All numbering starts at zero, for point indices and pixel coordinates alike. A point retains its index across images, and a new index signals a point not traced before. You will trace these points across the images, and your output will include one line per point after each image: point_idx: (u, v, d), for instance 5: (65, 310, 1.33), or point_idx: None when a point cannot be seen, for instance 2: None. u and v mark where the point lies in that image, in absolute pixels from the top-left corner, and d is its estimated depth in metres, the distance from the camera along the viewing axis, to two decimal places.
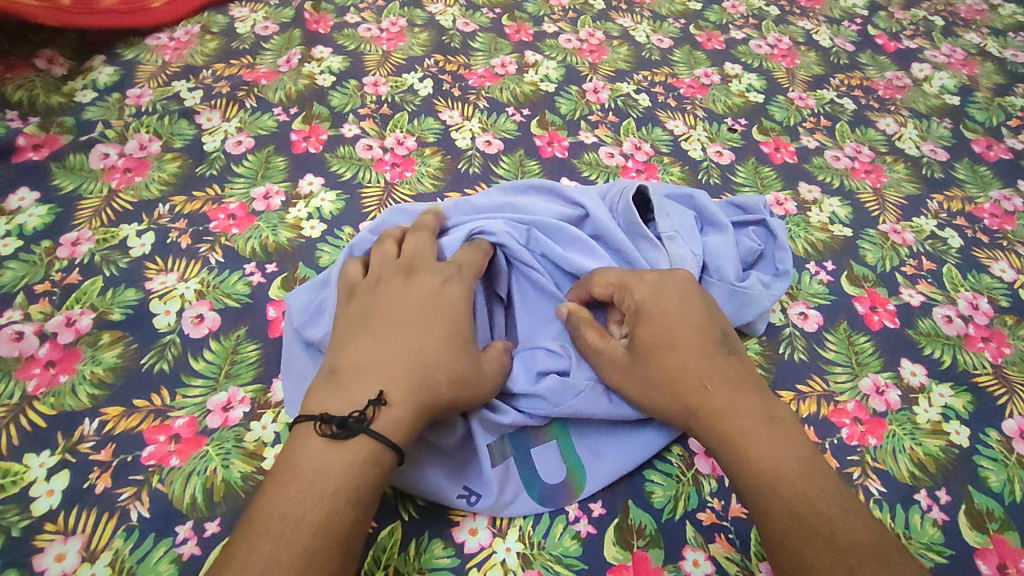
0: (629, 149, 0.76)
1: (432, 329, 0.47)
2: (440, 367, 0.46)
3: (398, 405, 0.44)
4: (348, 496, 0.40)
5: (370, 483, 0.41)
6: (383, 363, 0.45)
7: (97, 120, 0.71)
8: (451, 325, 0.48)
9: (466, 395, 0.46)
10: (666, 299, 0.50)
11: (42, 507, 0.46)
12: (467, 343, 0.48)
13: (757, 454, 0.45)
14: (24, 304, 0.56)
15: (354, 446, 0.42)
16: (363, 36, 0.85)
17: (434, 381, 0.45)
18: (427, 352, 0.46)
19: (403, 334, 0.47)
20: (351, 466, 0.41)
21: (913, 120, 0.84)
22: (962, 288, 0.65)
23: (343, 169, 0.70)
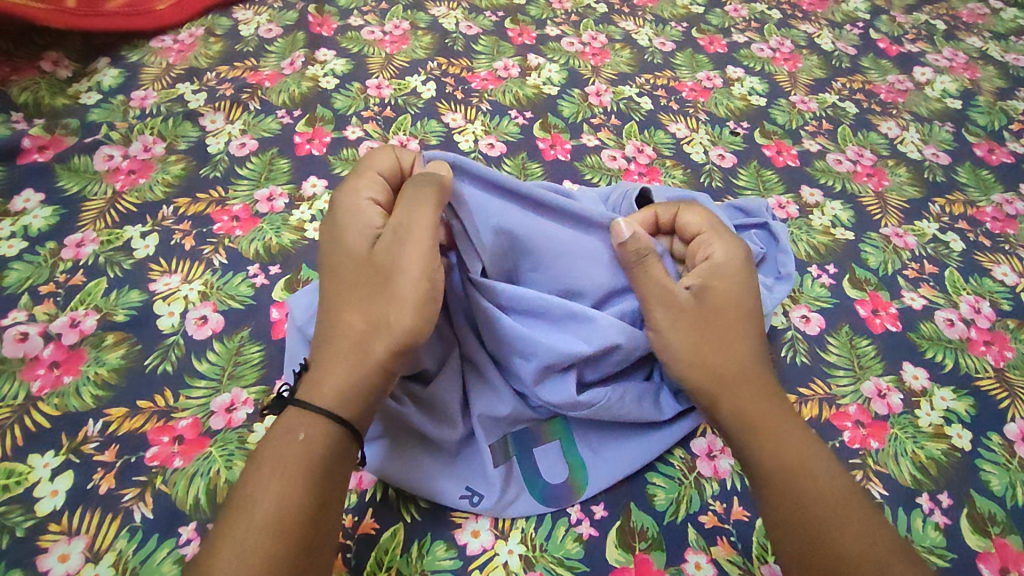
0: (631, 152, 0.76)
1: (342, 283, 0.46)
2: (356, 314, 0.45)
3: (320, 370, 0.44)
4: (275, 470, 0.40)
5: (300, 453, 0.40)
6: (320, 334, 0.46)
7: (102, 123, 0.71)
8: (359, 268, 0.46)
9: (387, 326, 0.43)
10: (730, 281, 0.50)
11: (47, 508, 0.46)
12: (375, 273, 0.45)
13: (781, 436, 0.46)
14: (29, 305, 0.56)
15: (283, 422, 0.42)
16: (366, 39, 0.86)
17: (350, 333, 0.44)
18: (342, 307, 0.45)
19: (325, 299, 0.47)
20: (281, 442, 0.41)
21: (915, 124, 0.85)
22: (964, 291, 0.65)
23: (346, 171, 0.70)
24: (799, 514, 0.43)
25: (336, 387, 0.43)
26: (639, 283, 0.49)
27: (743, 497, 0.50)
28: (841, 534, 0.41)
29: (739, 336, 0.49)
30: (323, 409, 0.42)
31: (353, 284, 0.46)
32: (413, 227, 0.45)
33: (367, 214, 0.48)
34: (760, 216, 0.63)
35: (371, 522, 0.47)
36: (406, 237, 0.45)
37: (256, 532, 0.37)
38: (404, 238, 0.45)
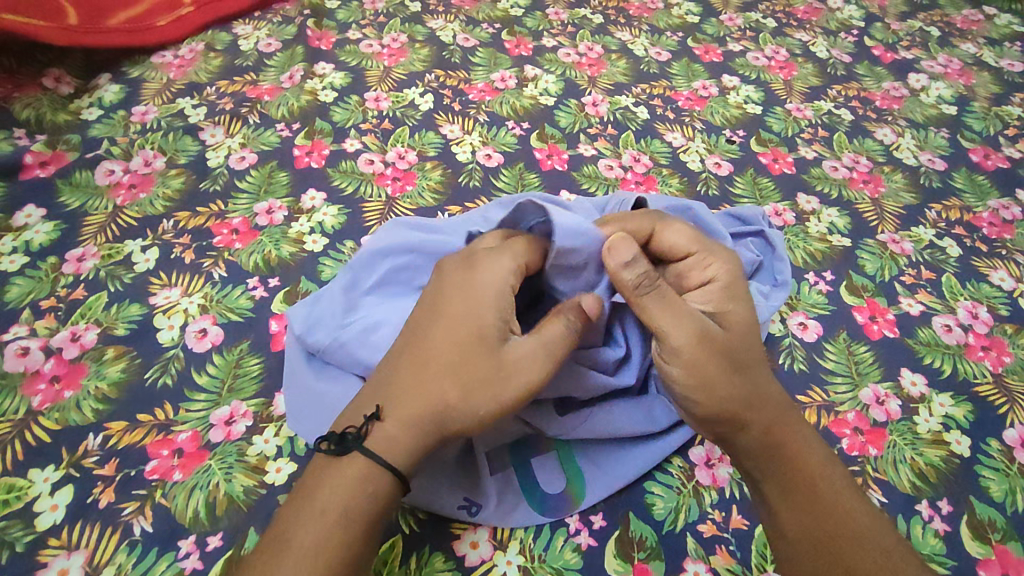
0: (628, 162, 0.77)
1: (437, 340, 0.45)
2: (440, 378, 0.44)
3: (394, 431, 0.43)
4: (346, 524, 0.40)
5: (366, 509, 0.41)
6: (393, 384, 0.45)
7: (103, 138, 0.72)
8: (465, 336, 0.45)
9: (472, 411, 0.44)
10: (730, 299, 0.49)
11: (46, 522, 0.46)
12: (484, 346, 0.44)
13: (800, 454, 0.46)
14: (30, 320, 0.56)
15: (350, 470, 0.42)
16: (364, 52, 0.86)
17: (444, 402, 0.44)
18: (434, 369, 0.44)
19: (404, 349, 0.46)
20: (345, 492, 0.41)
21: (911, 130, 0.85)
22: (961, 297, 0.65)
23: (344, 183, 0.71)
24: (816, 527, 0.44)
25: (410, 443, 0.43)
26: (655, 309, 0.46)
27: (743, 506, 0.50)
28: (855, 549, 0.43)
29: (754, 366, 0.48)
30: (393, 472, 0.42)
31: (460, 348, 0.45)
32: (548, 340, 0.44)
33: (507, 268, 0.46)
34: (757, 224, 0.63)
35: None
36: (535, 334, 0.45)
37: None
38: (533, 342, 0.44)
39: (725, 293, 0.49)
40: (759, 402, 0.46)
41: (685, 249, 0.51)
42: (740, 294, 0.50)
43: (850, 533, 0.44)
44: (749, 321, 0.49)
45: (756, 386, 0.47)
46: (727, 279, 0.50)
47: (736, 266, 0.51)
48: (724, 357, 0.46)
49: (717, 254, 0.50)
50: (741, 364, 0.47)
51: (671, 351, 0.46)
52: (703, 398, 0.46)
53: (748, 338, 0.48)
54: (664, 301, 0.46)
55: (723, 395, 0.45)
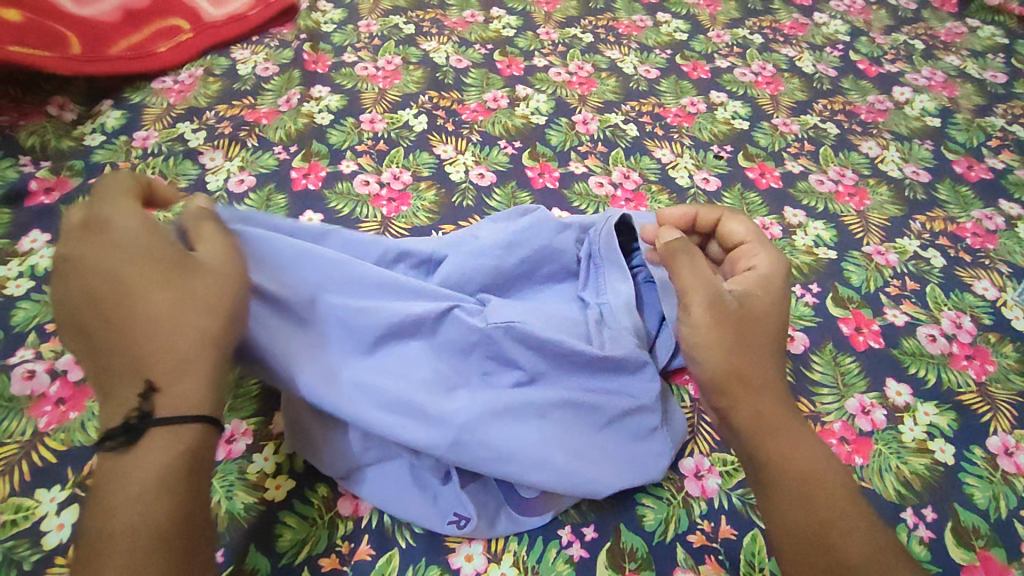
0: (618, 179, 0.79)
1: (151, 285, 0.39)
2: (183, 315, 0.39)
3: (170, 378, 0.37)
4: (156, 482, 0.35)
5: (182, 465, 0.36)
6: (132, 353, 0.38)
7: (106, 163, 0.74)
8: (162, 267, 0.40)
9: (228, 315, 0.40)
10: (763, 287, 0.50)
11: (52, 541, 0.47)
12: (181, 264, 0.41)
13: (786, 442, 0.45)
14: (36, 343, 0.58)
15: (146, 445, 0.35)
16: (360, 75, 0.89)
17: (199, 327, 0.39)
18: (159, 309, 0.39)
19: (115, 322, 0.38)
20: (150, 463, 0.35)
21: (895, 143, 0.87)
22: (945, 307, 0.67)
23: (341, 205, 0.72)
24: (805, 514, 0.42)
25: (184, 372, 0.38)
26: (682, 272, 0.49)
27: (732, 516, 0.51)
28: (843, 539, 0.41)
29: (765, 344, 0.48)
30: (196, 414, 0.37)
31: (156, 275, 0.40)
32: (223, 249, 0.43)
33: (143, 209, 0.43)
34: None
35: (367, 549, 0.48)
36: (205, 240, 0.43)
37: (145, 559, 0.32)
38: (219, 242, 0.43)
39: (759, 281, 0.51)
40: (760, 386, 0.47)
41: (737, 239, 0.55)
42: (776, 286, 0.51)
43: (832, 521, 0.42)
44: (773, 305, 0.50)
45: (763, 362, 0.47)
46: (767, 271, 0.52)
47: (780, 266, 0.53)
48: (738, 328, 0.48)
49: (766, 252, 0.53)
50: (758, 341, 0.48)
51: (686, 309, 0.48)
52: (708, 356, 0.47)
53: (770, 322, 0.49)
54: (693, 268, 0.49)
55: (729, 357, 0.47)
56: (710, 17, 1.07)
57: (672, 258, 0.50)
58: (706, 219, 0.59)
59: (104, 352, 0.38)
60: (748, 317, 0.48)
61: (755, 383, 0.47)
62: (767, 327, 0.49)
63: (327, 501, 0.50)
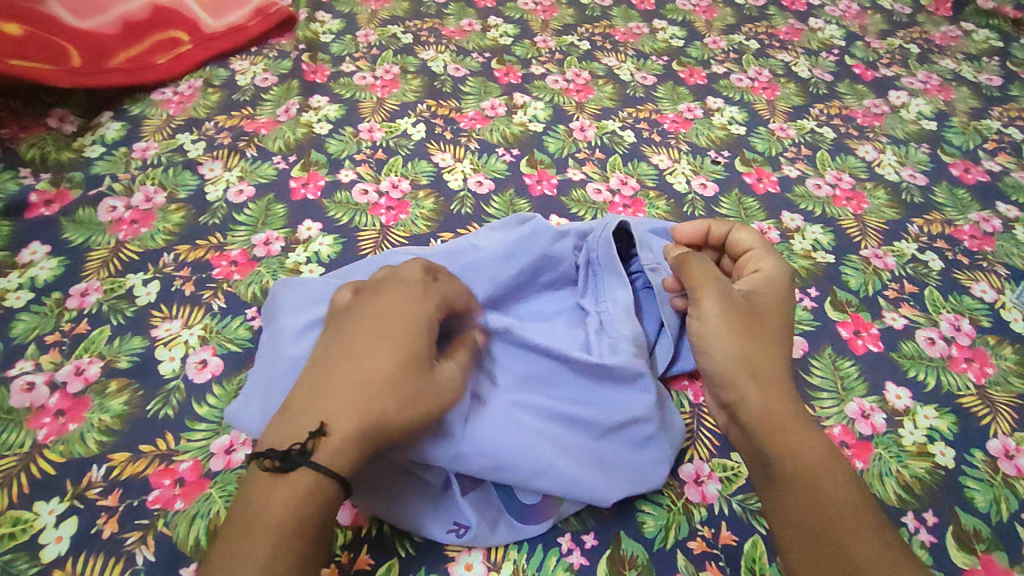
0: (615, 185, 0.79)
1: (370, 353, 0.45)
2: (379, 389, 0.43)
3: (340, 421, 0.42)
4: (292, 528, 0.39)
5: (318, 510, 0.40)
6: (327, 396, 0.43)
7: (106, 175, 0.74)
8: (404, 351, 0.45)
9: (426, 410, 0.44)
10: (771, 290, 0.53)
11: (51, 554, 0.47)
12: (417, 361, 0.45)
13: (799, 443, 0.45)
14: (35, 355, 0.58)
15: (296, 482, 0.40)
16: (358, 84, 0.89)
17: (378, 404, 0.43)
18: (352, 362, 0.44)
19: (342, 363, 0.44)
20: (292, 499, 0.40)
21: (892, 147, 0.87)
22: (944, 310, 0.67)
23: (340, 214, 0.73)
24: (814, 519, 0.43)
25: (352, 422, 0.42)
26: (691, 274, 0.52)
27: (732, 522, 0.51)
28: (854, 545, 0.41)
29: (774, 342, 0.50)
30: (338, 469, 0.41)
31: (388, 353, 0.45)
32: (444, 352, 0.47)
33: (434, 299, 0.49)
34: None
35: (366, 559, 0.48)
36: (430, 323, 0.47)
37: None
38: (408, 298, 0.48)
39: (766, 282, 0.53)
40: (771, 384, 0.48)
41: (746, 247, 0.57)
42: (781, 289, 0.53)
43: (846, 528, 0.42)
44: (780, 308, 0.52)
45: (773, 359, 0.49)
46: (773, 276, 0.54)
47: (786, 273, 0.55)
48: (749, 326, 0.50)
49: (771, 256, 0.55)
50: (767, 338, 0.50)
51: (697, 307, 0.51)
52: (716, 350, 0.49)
53: (776, 323, 0.51)
54: (703, 272, 0.52)
55: (738, 350, 0.48)
56: (706, 24, 1.07)
57: (684, 263, 0.53)
58: (718, 232, 0.58)
59: (318, 385, 0.44)
60: (756, 317, 0.50)
61: (767, 380, 0.48)
62: (774, 326, 0.51)
63: None
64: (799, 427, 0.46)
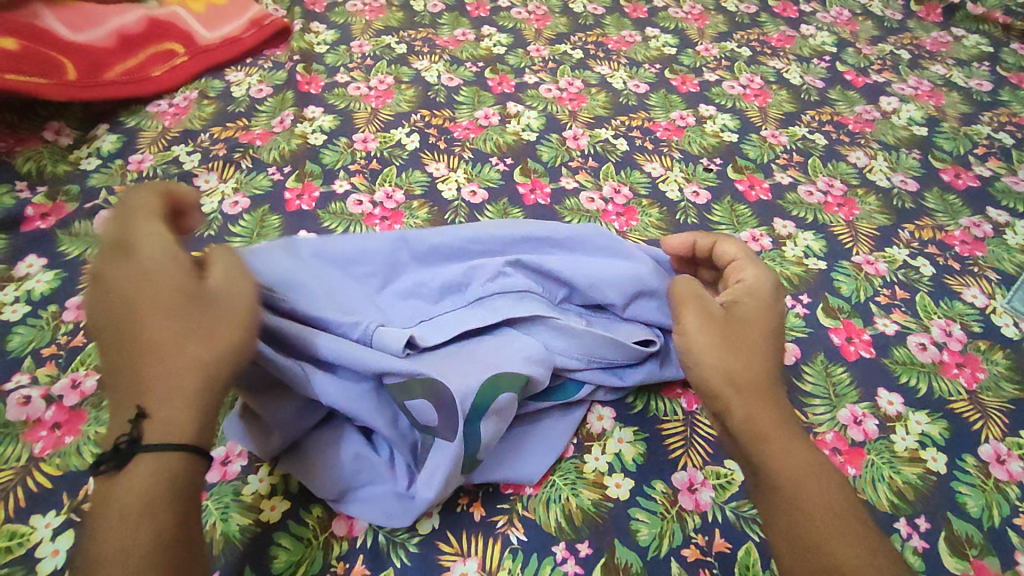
0: (609, 193, 0.79)
1: (147, 316, 0.42)
2: (123, 354, 0.42)
3: (157, 405, 0.40)
4: (140, 509, 0.37)
5: (166, 487, 0.38)
6: (139, 373, 0.41)
7: (102, 187, 0.75)
8: (176, 302, 0.43)
9: (217, 351, 0.43)
10: (755, 300, 0.53)
11: (47, 567, 0.47)
12: (193, 305, 0.43)
13: (784, 453, 0.46)
14: (32, 368, 0.58)
15: (134, 469, 0.38)
16: (353, 95, 0.90)
17: (194, 365, 0.42)
18: (157, 339, 0.42)
19: (136, 334, 0.42)
20: (138, 484, 0.38)
21: (883, 153, 0.88)
22: (935, 315, 0.67)
23: (335, 224, 0.73)
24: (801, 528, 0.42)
25: (170, 395, 0.41)
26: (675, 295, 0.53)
27: (725, 529, 0.51)
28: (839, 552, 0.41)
29: (758, 353, 0.50)
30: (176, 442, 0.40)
31: (152, 308, 0.43)
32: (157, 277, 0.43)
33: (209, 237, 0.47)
34: None
35: (361, 569, 0.48)
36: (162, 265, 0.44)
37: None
38: (235, 270, 0.46)
39: (749, 293, 0.53)
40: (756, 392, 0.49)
41: (731, 258, 0.56)
42: (766, 298, 0.53)
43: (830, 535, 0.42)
44: (765, 318, 0.52)
45: (754, 370, 0.49)
46: (758, 285, 0.54)
47: (772, 280, 0.54)
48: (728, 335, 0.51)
49: (754, 265, 0.55)
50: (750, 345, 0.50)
51: (680, 329, 0.52)
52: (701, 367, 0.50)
53: (762, 330, 0.51)
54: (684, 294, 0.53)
55: (718, 365, 0.49)
56: (698, 32, 1.08)
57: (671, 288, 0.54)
58: (705, 245, 0.58)
59: (112, 366, 0.42)
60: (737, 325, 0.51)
61: (749, 393, 0.48)
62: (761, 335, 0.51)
63: (321, 521, 0.50)
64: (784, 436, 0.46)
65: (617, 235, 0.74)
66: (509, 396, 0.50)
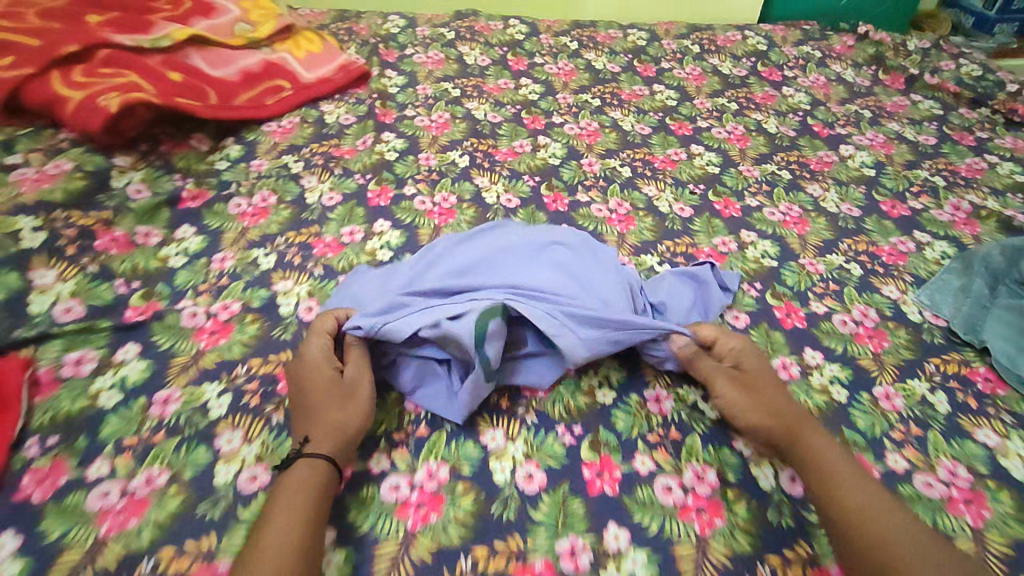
0: (613, 206, 1.02)
1: (305, 398, 0.67)
2: (302, 424, 0.65)
3: (311, 443, 0.62)
4: (295, 513, 0.56)
5: (313, 494, 0.58)
6: (301, 433, 0.64)
7: (232, 181, 1.00)
8: (326, 386, 0.67)
9: (354, 417, 0.65)
10: (755, 362, 0.74)
11: (217, 413, 0.70)
12: (334, 384, 0.67)
13: (837, 459, 0.64)
14: (193, 296, 0.82)
15: (291, 486, 0.58)
16: (418, 125, 1.16)
17: (329, 419, 0.64)
18: (317, 407, 0.65)
19: (302, 408, 0.66)
20: (298, 491, 0.58)
21: (835, 187, 1.09)
22: (857, 302, 0.88)
23: (405, 216, 0.97)
24: (840, 508, 0.60)
25: (316, 445, 0.62)
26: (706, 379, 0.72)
27: (679, 426, 0.73)
28: (874, 524, 0.58)
29: (782, 399, 0.70)
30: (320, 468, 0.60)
31: (314, 393, 0.67)
32: (318, 368, 0.68)
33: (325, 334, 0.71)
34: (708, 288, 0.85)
35: (424, 429, 0.70)
36: (311, 368, 0.69)
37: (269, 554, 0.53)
38: (361, 368, 0.69)
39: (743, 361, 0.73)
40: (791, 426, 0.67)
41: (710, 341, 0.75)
42: (755, 360, 0.74)
43: (869, 520, 0.59)
44: (763, 375, 0.72)
45: (785, 407, 0.69)
46: (747, 350, 0.75)
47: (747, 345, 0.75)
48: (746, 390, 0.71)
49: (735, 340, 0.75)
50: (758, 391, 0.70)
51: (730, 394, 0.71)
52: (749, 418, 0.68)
53: (768, 386, 0.71)
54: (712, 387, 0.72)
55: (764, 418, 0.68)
56: (696, 88, 1.33)
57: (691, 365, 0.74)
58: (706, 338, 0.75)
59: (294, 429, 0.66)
60: (751, 367, 0.73)
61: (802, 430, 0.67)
62: (770, 380, 0.72)
63: (398, 401, 0.73)
64: (832, 449, 0.66)
65: (618, 235, 0.97)
66: (496, 323, 0.69)
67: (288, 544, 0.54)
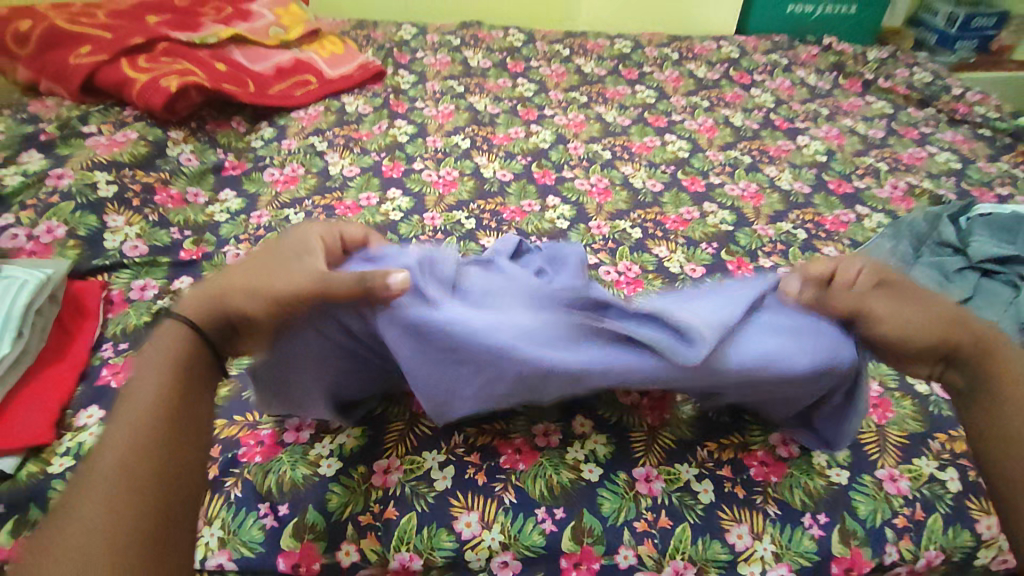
0: (594, 181, 1.18)
1: (252, 267, 0.58)
2: (211, 293, 0.57)
3: (199, 319, 0.56)
4: (138, 422, 0.51)
5: (165, 401, 0.53)
6: (200, 301, 0.57)
7: (266, 156, 1.16)
8: (283, 270, 0.57)
9: (272, 309, 0.55)
10: (884, 270, 0.62)
11: None
12: (289, 271, 0.57)
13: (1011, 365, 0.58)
14: (236, 243, 0.97)
15: (142, 390, 0.53)
16: (426, 114, 1.32)
17: (247, 300, 0.56)
18: (247, 276, 0.57)
19: (242, 274, 0.58)
20: (150, 397, 0.52)
21: (790, 169, 1.25)
22: (800, 259, 1.03)
23: (414, 186, 1.13)
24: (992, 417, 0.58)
25: (209, 321, 0.57)
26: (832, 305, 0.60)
27: None
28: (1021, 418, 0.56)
29: (931, 302, 0.59)
30: (174, 365, 0.54)
31: (266, 267, 0.58)
32: (287, 253, 0.60)
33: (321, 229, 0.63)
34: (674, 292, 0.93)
35: None
36: (284, 246, 0.61)
37: (84, 536, 0.44)
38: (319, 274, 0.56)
39: (877, 274, 0.61)
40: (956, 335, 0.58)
41: (828, 268, 0.62)
42: (886, 269, 0.62)
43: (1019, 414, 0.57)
44: (904, 282, 0.61)
45: (940, 311, 0.59)
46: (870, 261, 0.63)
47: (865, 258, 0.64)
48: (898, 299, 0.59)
49: (852, 257, 0.64)
50: (912, 298, 0.59)
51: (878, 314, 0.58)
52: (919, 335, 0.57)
53: (920, 293, 0.60)
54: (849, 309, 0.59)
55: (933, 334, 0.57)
56: (672, 88, 1.50)
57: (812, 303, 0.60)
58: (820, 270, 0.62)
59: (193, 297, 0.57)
60: (891, 278, 0.61)
61: (973, 340, 0.58)
62: (916, 284, 0.61)
63: None
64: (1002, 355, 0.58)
65: (598, 204, 1.12)
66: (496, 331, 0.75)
67: (123, 463, 0.49)
